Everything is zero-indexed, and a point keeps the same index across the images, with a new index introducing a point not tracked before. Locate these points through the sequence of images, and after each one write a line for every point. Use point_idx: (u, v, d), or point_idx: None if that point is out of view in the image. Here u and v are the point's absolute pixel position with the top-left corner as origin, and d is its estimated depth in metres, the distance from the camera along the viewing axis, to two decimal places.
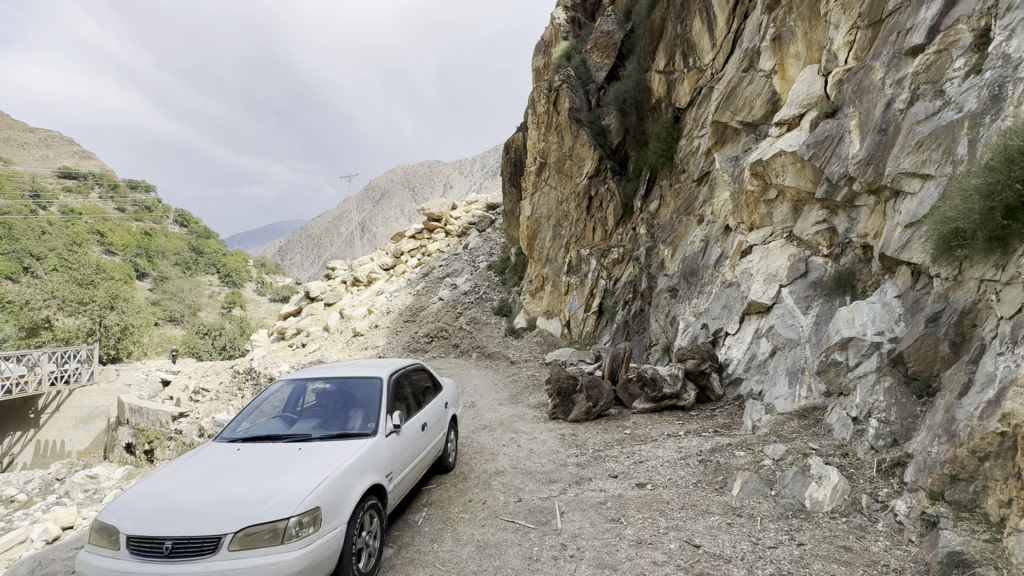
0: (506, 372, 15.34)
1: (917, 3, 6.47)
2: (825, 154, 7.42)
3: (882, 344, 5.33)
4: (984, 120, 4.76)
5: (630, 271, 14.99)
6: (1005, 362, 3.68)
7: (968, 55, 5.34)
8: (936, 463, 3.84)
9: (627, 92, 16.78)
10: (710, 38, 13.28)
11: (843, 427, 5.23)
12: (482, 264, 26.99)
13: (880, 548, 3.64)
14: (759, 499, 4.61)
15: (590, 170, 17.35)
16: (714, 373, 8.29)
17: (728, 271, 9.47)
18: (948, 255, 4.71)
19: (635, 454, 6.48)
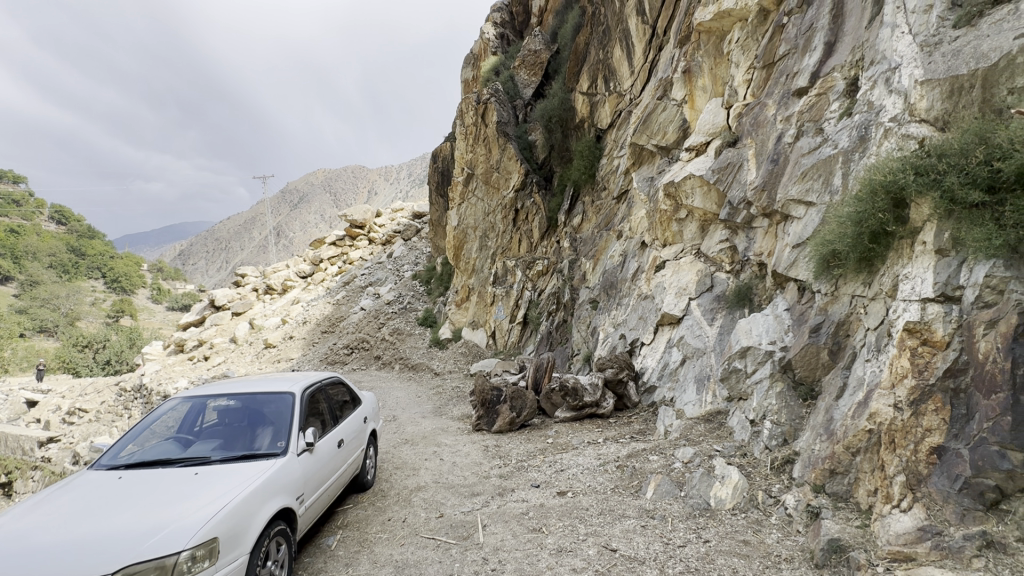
0: (430, 384, 15.06)
1: (801, 51, 7.32)
2: (727, 179, 8.15)
3: (774, 353, 5.91)
4: (854, 156, 5.46)
5: (554, 283, 15.42)
6: (871, 367, 4.20)
7: (842, 100, 6.11)
8: (818, 459, 4.28)
9: (552, 110, 17.06)
10: (629, 66, 14.13)
11: (743, 428, 5.70)
12: (407, 273, 26.42)
13: (773, 540, 3.97)
14: (670, 501, 4.88)
15: (516, 184, 17.70)
16: (631, 381, 8.72)
17: (643, 284, 10.05)
18: (827, 273, 5.33)
19: (556, 463, 6.60)
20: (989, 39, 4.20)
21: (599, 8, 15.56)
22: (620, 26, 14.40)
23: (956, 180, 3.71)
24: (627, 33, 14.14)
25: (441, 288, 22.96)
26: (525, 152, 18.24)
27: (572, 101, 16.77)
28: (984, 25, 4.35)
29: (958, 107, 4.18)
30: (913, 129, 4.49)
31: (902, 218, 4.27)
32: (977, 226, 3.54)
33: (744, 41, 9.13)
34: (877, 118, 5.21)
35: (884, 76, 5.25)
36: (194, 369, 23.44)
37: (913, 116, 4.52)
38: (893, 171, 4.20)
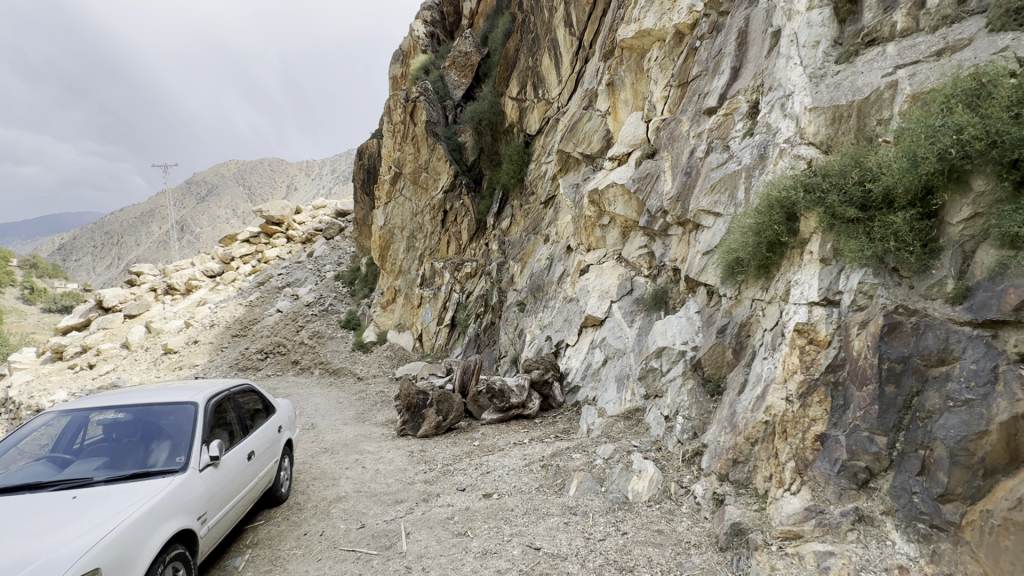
0: (352, 389, 14.48)
1: (711, 73, 7.92)
2: (646, 189, 8.63)
3: (686, 352, 6.34)
4: (755, 172, 5.98)
5: (482, 285, 15.46)
6: (767, 364, 4.62)
7: (745, 121, 6.67)
8: (723, 449, 4.64)
9: (482, 113, 17.10)
10: (557, 75, 14.53)
11: (658, 424, 6.06)
12: (329, 274, 25.23)
13: (683, 527, 4.26)
14: (591, 497, 5.08)
15: (445, 185, 17.54)
16: (556, 381, 8.96)
17: (569, 287, 10.38)
18: (731, 278, 5.79)
19: (482, 465, 6.61)
20: (862, 75, 4.80)
21: (528, 16, 15.84)
22: (549, 36, 14.76)
23: (836, 198, 4.14)
24: (555, 42, 14.54)
25: (365, 290, 22.18)
26: (455, 154, 18.12)
27: (502, 105, 16.92)
28: (859, 63, 4.97)
29: (838, 133, 4.75)
30: (803, 151, 5.02)
31: (793, 230, 4.74)
32: (853, 238, 3.99)
33: (662, 60, 9.71)
34: (774, 139, 5.75)
35: (780, 101, 5.82)
36: (75, 379, 20.78)
37: (803, 139, 5.07)
38: (787, 188, 4.65)
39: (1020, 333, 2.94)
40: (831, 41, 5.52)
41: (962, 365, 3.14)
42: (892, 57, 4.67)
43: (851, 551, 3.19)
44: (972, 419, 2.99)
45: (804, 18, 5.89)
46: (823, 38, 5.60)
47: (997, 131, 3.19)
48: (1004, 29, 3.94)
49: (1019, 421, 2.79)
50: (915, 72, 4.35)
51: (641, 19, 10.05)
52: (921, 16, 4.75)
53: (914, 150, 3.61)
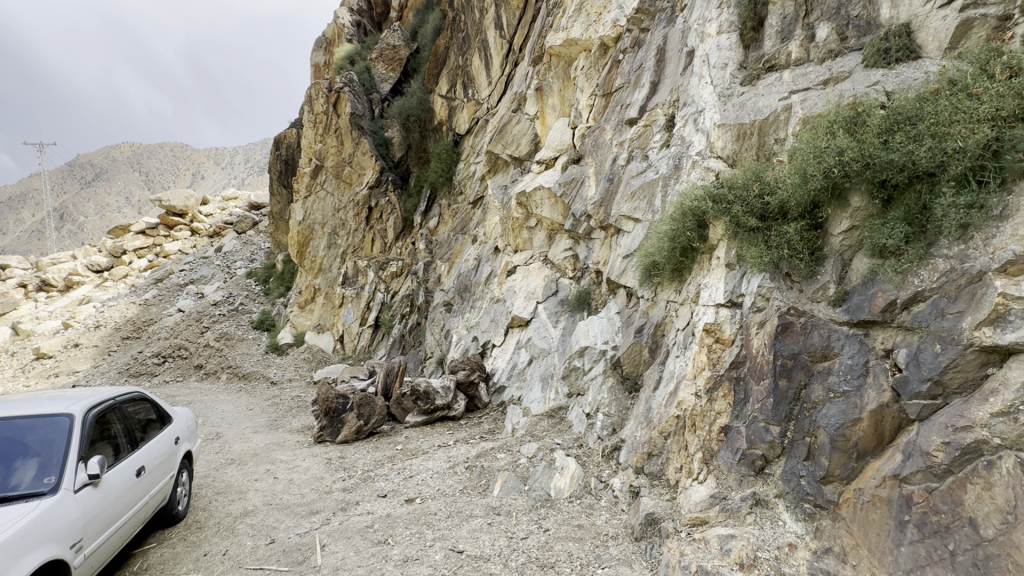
0: (265, 394, 13.51)
1: (633, 86, 8.31)
2: (571, 193, 8.88)
3: (607, 351, 6.60)
4: (671, 181, 6.34)
5: (408, 285, 15.10)
6: (680, 362, 4.91)
7: (662, 132, 7.05)
8: (639, 444, 4.87)
9: (410, 109, 16.70)
10: (487, 77, 14.56)
11: (580, 421, 6.26)
12: (240, 270, 23.43)
13: (602, 520, 4.43)
14: (515, 496, 5.13)
15: (370, 181, 16.93)
16: (482, 382, 8.97)
17: (496, 288, 10.44)
18: (649, 281, 6.11)
19: (405, 469, 6.43)
20: (763, 97, 5.25)
21: (458, 14, 15.70)
22: (479, 36, 14.72)
23: (740, 208, 4.48)
24: (485, 44, 14.53)
25: (281, 288, 20.84)
26: (381, 149, 17.53)
27: (431, 102, 16.64)
28: (760, 86, 5.44)
29: (742, 149, 5.17)
30: (712, 163, 5.41)
31: (704, 237, 5.09)
32: (754, 246, 4.33)
33: (588, 69, 10.03)
34: (687, 151, 6.13)
35: (693, 117, 6.23)
36: None
37: (712, 153, 5.47)
38: (698, 199, 4.96)
39: (886, 331, 3.35)
40: (737, 64, 5.99)
41: (841, 361, 3.53)
42: (788, 83, 5.16)
43: (749, 532, 3.47)
44: (848, 409, 3.37)
45: (715, 41, 6.34)
46: (730, 61, 6.06)
47: (871, 154, 3.57)
48: (876, 66, 4.50)
49: (885, 409, 3.18)
50: (806, 97, 4.82)
51: (569, 28, 10.29)
52: (811, 48, 5.29)
53: (804, 167, 3.98)
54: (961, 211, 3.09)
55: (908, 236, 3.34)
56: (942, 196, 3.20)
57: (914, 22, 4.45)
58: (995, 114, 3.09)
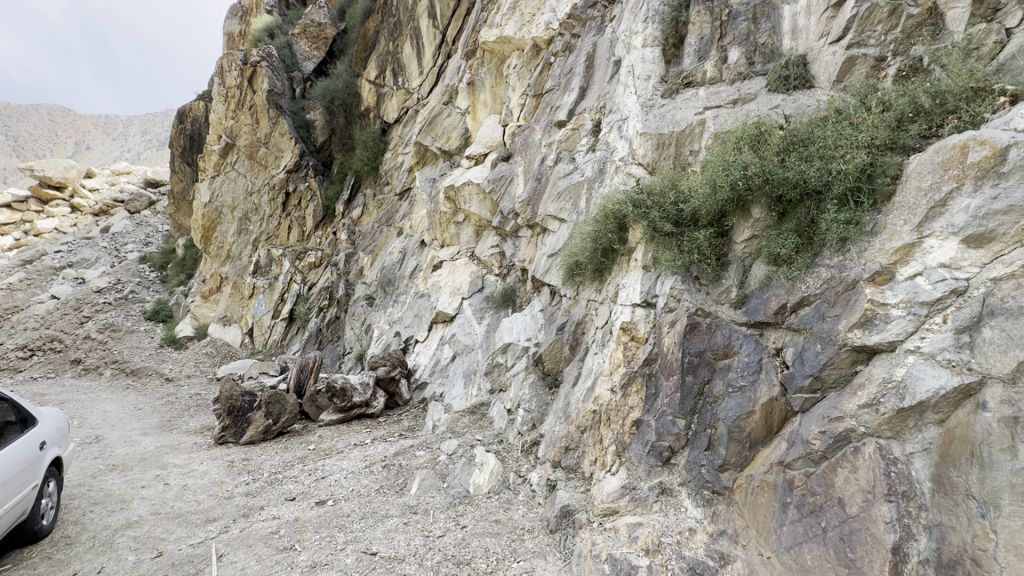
0: (157, 392, 12.22)
1: (563, 89, 8.47)
2: (500, 191, 8.89)
3: (530, 348, 6.70)
4: (595, 184, 6.54)
5: (327, 277, 14.38)
6: (597, 359, 5.10)
7: (589, 137, 7.26)
8: (557, 438, 5.00)
9: (335, 92, 15.83)
10: (418, 66, 14.17)
11: (501, 417, 6.31)
12: (131, 254, 21.03)
13: (519, 515, 4.50)
14: (433, 494, 5.07)
15: (288, 164, 15.87)
16: (403, 378, 8.77)
17: (420, 283, 10.24)
18: (571, 280, 6.26)
19: (317, 470, 6.11)
20: (681, 110, 5.57)
21: None
22: (411, 24, 14.25)
23: (657, 214, 4.71)
24: (417, 32, 14.09)
25: (181, 276, 18.97)
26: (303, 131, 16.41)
27: (358, 87, 15.90)
28: (679, 100, 5.78)
29: (660, 158, 5.45)
30: (634, 170, 5.66)
31: (624, 240, 5.31)
32: (668, 250, 4.58)
33: (520, 69, 10.08)
34: (611, 156, 6.37)
35: (618, 124, 6.47)
36: None
37: (634, 159, 5.73)
38: (620, 203, 5.16)
39: (777, 332, 3.69)
40: (659, 77, 6.31)
41: (739, 358, 3.83)
42: (703, 99, 5.53)
43: (654, 519, 3.69)
44: (744, 402, 3.67)
45: (640, 53, 6.63)
46: (653, 74, 6.37)
47: (770, 170, 3.88)
48: (778, 91, 4.95)
49: (774, 402, 3.51)
50: (718, 114, 5.17)
51: (502, 25, 10.17)
52: (724, 68, 5.70)
53: (714, 179, 4.24)
54: (841, 226, 3.44)
55: (798, 247, 3.70)
56: (826, 212, 3.55)
57: (809, 55, 4.97)
58: (871, 143, 3.47)
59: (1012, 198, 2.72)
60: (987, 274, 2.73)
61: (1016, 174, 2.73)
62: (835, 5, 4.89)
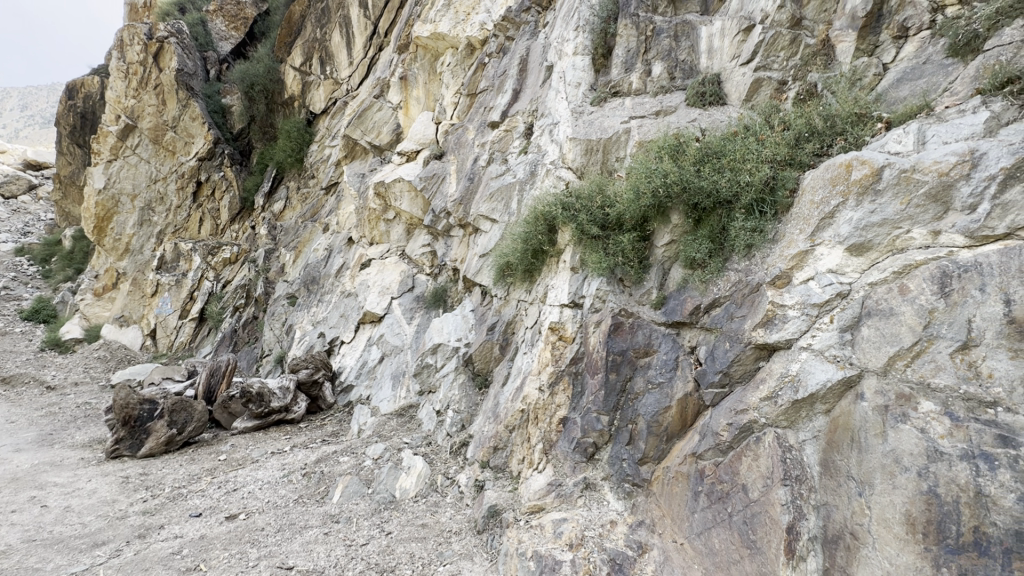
0: (36, 402, 10.77)
1: (496, 90, 8.49)
2: (432, 189, 8.75)
3: (460, 348, 6.65)
4: (527, 186, 6.62)
5: (244, 274, 13.44)
6: (526, 358, 5.16)
7: (521, 139, 7.35)
8: (485, 438, 5.00)
9: (255, 76, 14.81)
10: (348, 55, 13.61)
11: (430, 419, 6.21)
12: (6, 245, 18.40)
13: (446, 517, 4.46)
14: (356, 500, 4.88)
15: (201, 152, 14.74)
16: (327, 382, 8.38)
17: (347, 281, 9.85)
18: (502, 280, 6.29)
19: (228, 482, 5.67)
20: (608, 119, 5.79)
21: None
22: (340, 11, 13.64)
23: (584, 218, 4.84)
24: (347, 20, 13.51)
25: (67, 271, 16.88)
26: (217, 117, 15.44)
27: (281, 73, 14.99)
28: (606, 108, 5.99)
29: (589, 163, 5.62)
30: (564, 173, 5.81)
31: (554, 241, 5.42)
32: (595, 252, 4.72)
33: (453, 67, 9.97)
34: (543, 159, 6.49)
35: (549, 128, 6.61)
36: None
37: (564, 163, 5.87)
38: (549, 205, 5.25)
39: (692, 331, 3.94)
40: (588, 85, 6.51)
41: (658, 356, 4.04)
42: (628, 109, 5.77)
43: (579, 514, 3.79)
44: (662, 398, 3.87)
45: (571, 60, 6.80)
46: (583, 81, 6.55)
47: (687, 180, 4.11)
48: (695, 106, 5.28)
49: (689, 397, 3.74)
50: (642, 124, 5.43)
51: (436, 21, 9.97)
52: (648, 81, 5.99)
53: (637, 185, 4.43)
54: (748, 234, 3.73)
55: (711, 252, 3.96)
56: (735, 220, 3.83)
57: (723, 74, 5.35)
58: (773, 158, 3.79)
59: (886, 212, 3.06)
60: (865, 279, 3.06)
61: (889, 191, 3.07)
62: (745, 31, 5.31)
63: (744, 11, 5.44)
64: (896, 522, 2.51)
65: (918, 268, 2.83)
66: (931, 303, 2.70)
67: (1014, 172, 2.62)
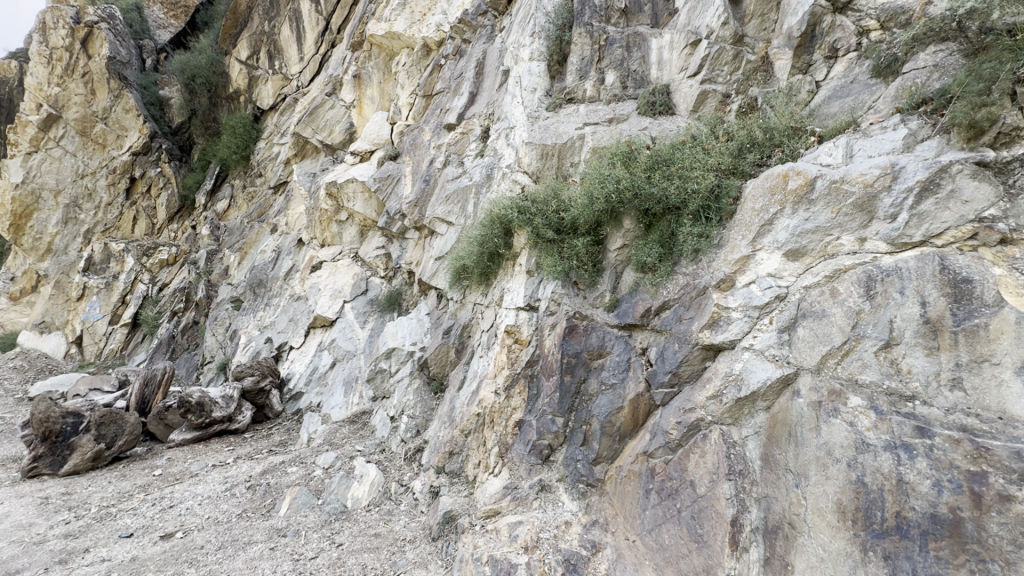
0: None
1: (453, 92, 8.45)
2: (386, 191, 8.57)
3: (415, 353, 6.55)
4: (483, 190, 6.62)
5: (183, 277, 12.69)
6: (482, 361, 5.15)
7: (478, 142, 7.34)
8: (441, 443, 4.94)
9: (196, 68, 14.02)
10: (298, 51, 13.14)
11: (384, 426, 6.07)
12: None
13: (400, 525, 4.36)
14: (305, 512, 4.69)
15: (135, 146, 13.89)
16: (274, 390, 8.03)
17: (297, 284, 9.49)
18: (458, 283, 6.24)
19: (163, 499, 5.31)
20: (563, 124, 5.88)
21: None
22: (290, 5, 13.15)
23: (540, 221, 4.87)
24: (296, 14, 13.05)
25: None
26: (154, 109, 14.64)
27: (225, 66, 14.26)
28: (561, 114, 6.09)
29: (544, 168, 5.69)
30: (520, 177, 5.86)
31: (510, 245, 5.44)
32: (550, 256, 4.77)
33: (409, 67, 9.84)
34: (499, 163, 6.52)
35: (505, 131, 6.64)
36: None
37: (520, 167, 5.92)
38: (505, 208, 5.26)
39: (643, 333, 4.05)
40: (544, 91, 6.58)
41: (611, 358, 4.12)
42: (582, 115, 5.89)
43: (534, 516, 3.81)
44: (615, 399, 3.96)
45: (527, 66, 6.86)
46: (538, 87, 6.62)
47: (638, 186, 4.22)
48: (646, 114, 5.45)
49: (641, 397, 3.84)
50: (595, 131, 5.54)
51: (391, 20, 9.81)
52: (602, 89, 6.12)
53: (591, 190, 4.50)
54: (695, 239, 3.87)
55: (661, 257, 4.09)
56: (683, 226, 3.98)
57: (672, 85, 5.56)
58: (718, 167, 3.97)
59: (818, 220, 3.26)
60: (801, 283, 3.26)
61: (821, 201, 3.29)
62: (692, 44, 5.53)
63: (691, 26, 5.67)
64: (828, 511, 2.67)
65: (846, 273, 3.04)
66: (858, 305, 2.91)
67: (928, 185, 2.86)
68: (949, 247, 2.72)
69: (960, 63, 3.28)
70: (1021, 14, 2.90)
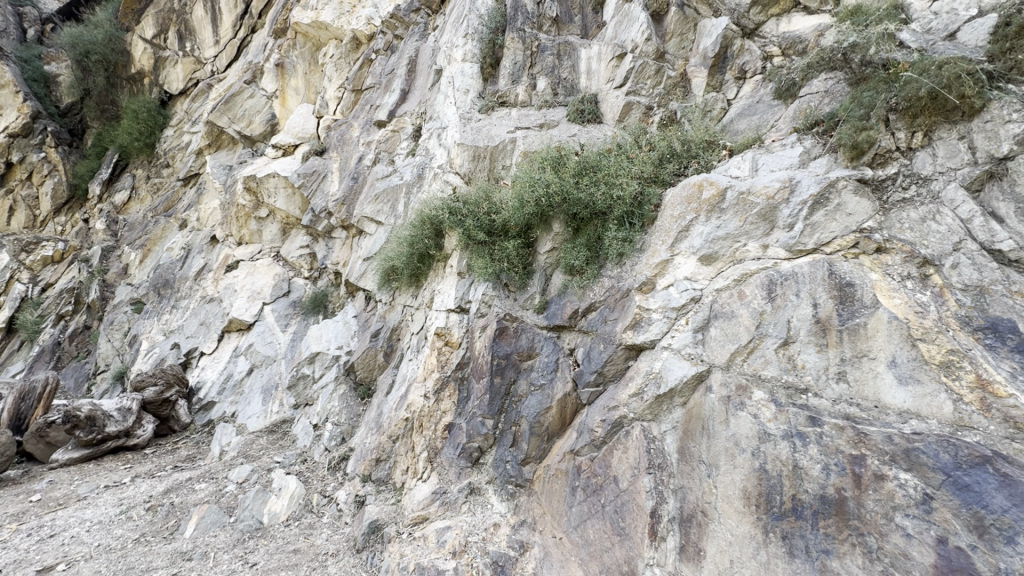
0: None
1: (383, 89, 8.20)
2: (312, 187, 8.16)
3: (341, 357, 6.29)
4: (414, 189, 6.46)
5: (73, 276, 11.37)
6: (412, 365, 5.03)
7: (409, 141, 7.18)
8: (367, 451, 4.77)
9: (89, 43, 12.57)
10: (213, 33, 12.16)
11: (306, 434, 5.76)
12: None
13: (322, 539, 4.15)
14: (215, 532, 4.34)
15: (13, 126, 12.22)
16: (182, 400, 7.39)
17: (209, 285, 8.78)
18: (387, 285, 6.08)
19: (42, 528, 4.69)
20: (495, 127, 5.90)
21: None
22: None
23: (471, 223, 4.83)
24: None
25: None
26: (36, 86, 13.14)
27: (126, 44, 12.89)
28: (494, 117, 6.12)
29: (475, 170, 5.68)
30: (451, 178, 5.80)
31: (440, 246, 5.36)
32: (481, 257, 4.75)
33: (337, 59, 9.44)
34: (430, 163, 6.41)
35: (437, 131, 6.55)
36: None
37: (452, 168, 5.86)
38: (436, 209, 5.18)
39: (571, 334, 4.16)
40: (477, 92, 6.56)
41: (540, 359, 4.19)
42: (514, 119, 5.96)
43: (462, 521, 3.78)
44: (544, 399, 4.02)
45: (460, 67, 6.80)
46: (471, 88, 6.58)
47: (567, 191, 4.31)
48: (575, 122, 5.62)
49: (568, 397, 3.93)
50: (526, 135, 5.61)
51: (318, 9, 9.37)
52: (533, 94, 6.22)
53: (522, 193, 4.53)
54: (619, 243, 4.03)
55: (587, 259, 4.22)
56: (609, 230, 4.12)
57: (600, 95, 5.77)
58: (640, 175, 4.16)
59: (728, 228, 3.52)
60: (712, 286, 3.49)
61: (731, 210, 3.55)
62: (618, 57, 5.77)
63: (617, 39, 5.92)
64: (735, 497, 2.87)
65: (752, 276, 3.30)
66: (761, 306, 3.17)
67: (820, 198, 3.18)
68: (836, 254, 3.04)
69: (846, 90, 3.65)
70: (892, 52, 3.31)
